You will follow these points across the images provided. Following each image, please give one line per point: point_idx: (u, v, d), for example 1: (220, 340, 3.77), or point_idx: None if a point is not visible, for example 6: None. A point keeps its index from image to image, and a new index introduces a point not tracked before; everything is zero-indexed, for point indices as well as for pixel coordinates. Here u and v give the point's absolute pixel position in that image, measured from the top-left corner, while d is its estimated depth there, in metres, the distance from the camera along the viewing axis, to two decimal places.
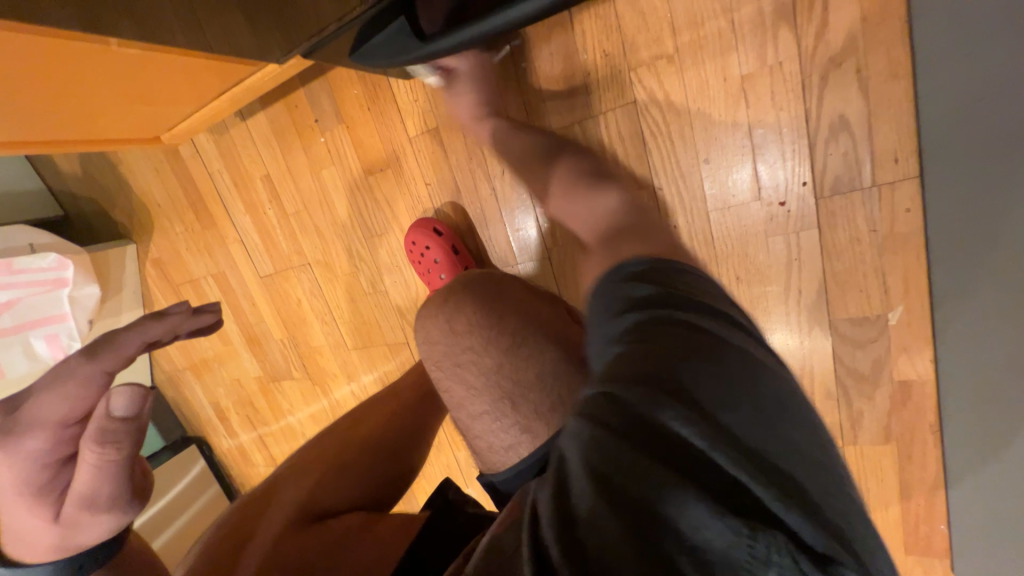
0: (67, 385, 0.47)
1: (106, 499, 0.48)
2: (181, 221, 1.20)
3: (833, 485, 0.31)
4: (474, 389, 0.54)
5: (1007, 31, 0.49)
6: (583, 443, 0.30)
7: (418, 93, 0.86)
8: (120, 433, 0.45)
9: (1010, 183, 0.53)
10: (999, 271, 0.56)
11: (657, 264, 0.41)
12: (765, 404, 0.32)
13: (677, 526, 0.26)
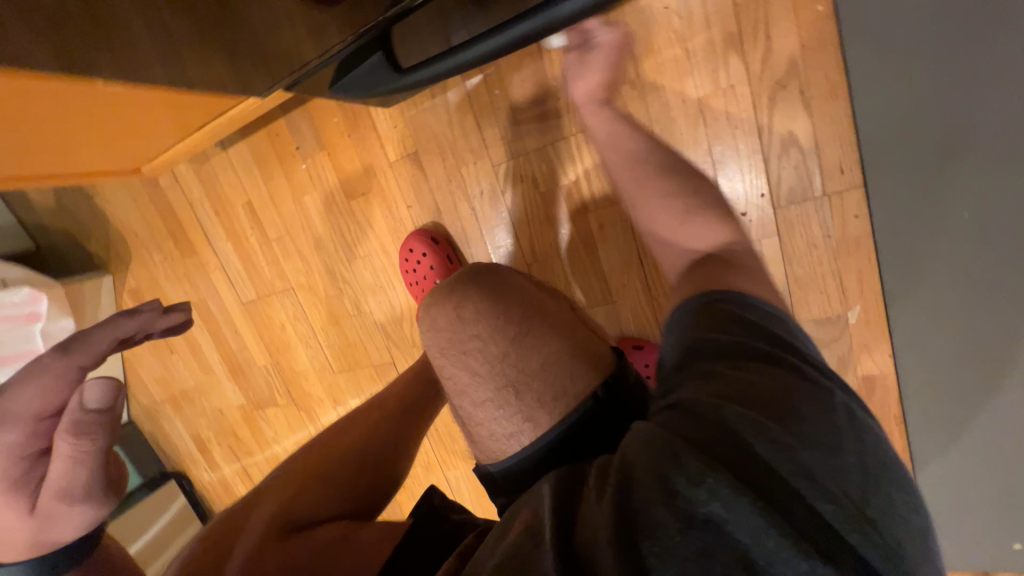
0: (36, 375, 0.39)
1: (88, 492, 0.39)
2: (161, 250, 1.20)
3: (911, 530, 0.32)
4: (479, 376, 0.53)
5: (924, 58, 0.55)
6: (656, 452, 0.33)
7: (397, 119, 0.89)
8: (96, 425, 0.38)
9: (945, 198, 0.58)
10: (940, 276, 0.61)
11: (731, 294, 0.45)
12: (851, 442, 0.33)
13: (751, 555, 0.28)
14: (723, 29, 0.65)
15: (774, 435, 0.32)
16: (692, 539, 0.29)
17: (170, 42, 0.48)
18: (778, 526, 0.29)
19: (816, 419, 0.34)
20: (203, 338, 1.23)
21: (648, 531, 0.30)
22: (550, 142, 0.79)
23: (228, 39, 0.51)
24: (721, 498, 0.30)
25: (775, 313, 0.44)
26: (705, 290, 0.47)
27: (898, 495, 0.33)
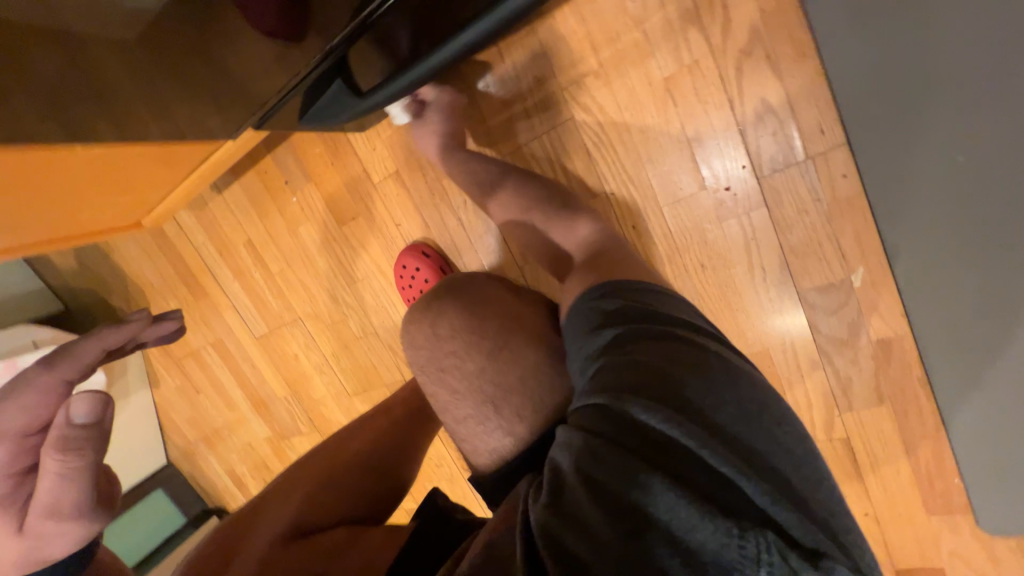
0: (28, 394, 0.47)
1: (73, 509, 0.44)
2: (175, 297, 1.24)
3: (792, 464, 0.40)
4: (458, 393, 0.54)
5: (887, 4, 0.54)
6: (580, 455, 0.39)
7: (376, 142, 0.91)
8: (83, 440, 0.43)
9: (931, 139, 0.57)
10: (936, 220, 0.59)
11: (622, 285, 0.52)
12: (732, 401, 0.41)
13: (670, 524, 0.35)
14: (678, 5, 0.64)
15: (669, 415, 0.39)
16: (618, 524, 0.35)
17: (137, 90, 0.47)
18: (683, 493, 0.35)
19: (704, 392, 0.41)
20: (224, 376, 1.27)
21: (581, 527, 0.35)
22: (541, 134, 0.75)
23: (203, 83, 0.53)
24: (636, 483, 0.36)
25: (652, 291, 0.51)
26: (585, 288, 0.54)
27: (776, 429, 0.41)
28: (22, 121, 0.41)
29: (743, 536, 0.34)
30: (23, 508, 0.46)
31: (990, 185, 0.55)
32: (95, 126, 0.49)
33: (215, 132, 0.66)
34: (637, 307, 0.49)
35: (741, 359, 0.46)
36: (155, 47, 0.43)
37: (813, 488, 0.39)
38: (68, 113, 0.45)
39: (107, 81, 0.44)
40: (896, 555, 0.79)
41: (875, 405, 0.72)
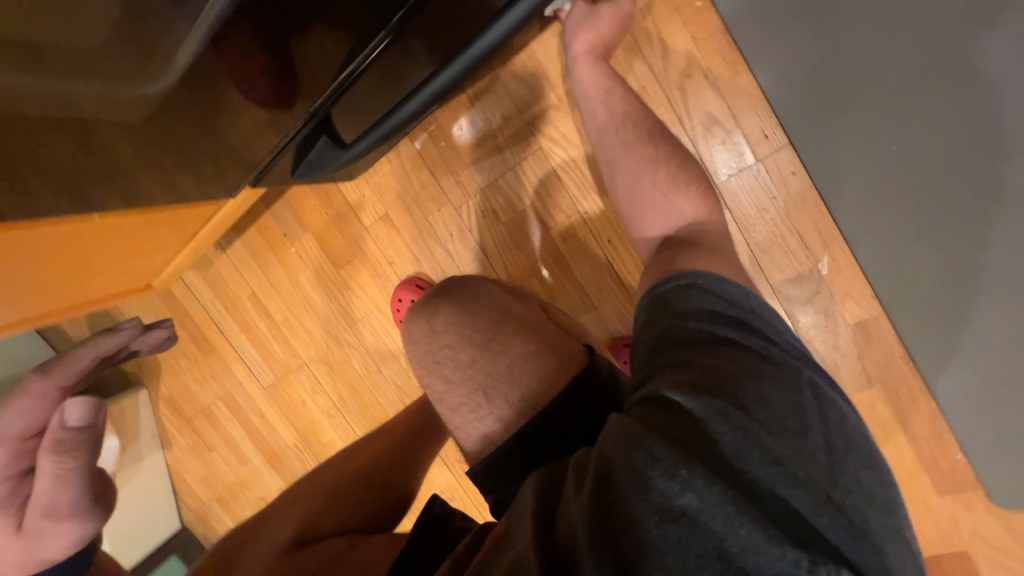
0: (25, 402, 0.63)
1: (67, 507, 0.56)
2: (185, 354, 1.28)
3: (865, 497, 0.37)
4: (452, 382, 0.58)
5: (796, 29, 0.65)
6: (633, 445, 0.36)
7: (364, 188, 0.98)
8: (76, 441, 0.57)
9: (860, 130, 0.66)
10: (881, 202, 0.67)
11: (706, 276, 0.48)
12: (814, 425, 0.38)
13: (727, 546, 0.31)
14: (621, 41, 0.71)
15: (745, 428, 0.36)
16: (670, 529, 0.31)
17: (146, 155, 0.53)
18: (754, 517, 0.32)
19: (781, 408, 0.38)
20: (236, 430, 1.29)
21: (629, 524, 0.32)
22: (510, 167, 0.86)
23: (206, 148, 0.59)
24: (696, 490, 0.32)
25: (743, 292, 0.48)
26: (674, 273, 0.49)
27: (855, 464, 0.38)
28: (34, 186, 0.47)
29: (810, 569, 0.31)
30: (60, 516, 0.56)
31: (924, 169, 0.65)
32: (107, 191, 0.56)
33: (215, 193, 0.73)
34: (722, 305, 0.46)
35: (833, 388, 0.42)
36: (157, 124, 0.49)
37: (883, 530, 0.36)
38: (76, 179, 0.50)
39: (111, 151, 0.49)
40: (921, 547, 0.76)
41: (865, 387, 0.74)
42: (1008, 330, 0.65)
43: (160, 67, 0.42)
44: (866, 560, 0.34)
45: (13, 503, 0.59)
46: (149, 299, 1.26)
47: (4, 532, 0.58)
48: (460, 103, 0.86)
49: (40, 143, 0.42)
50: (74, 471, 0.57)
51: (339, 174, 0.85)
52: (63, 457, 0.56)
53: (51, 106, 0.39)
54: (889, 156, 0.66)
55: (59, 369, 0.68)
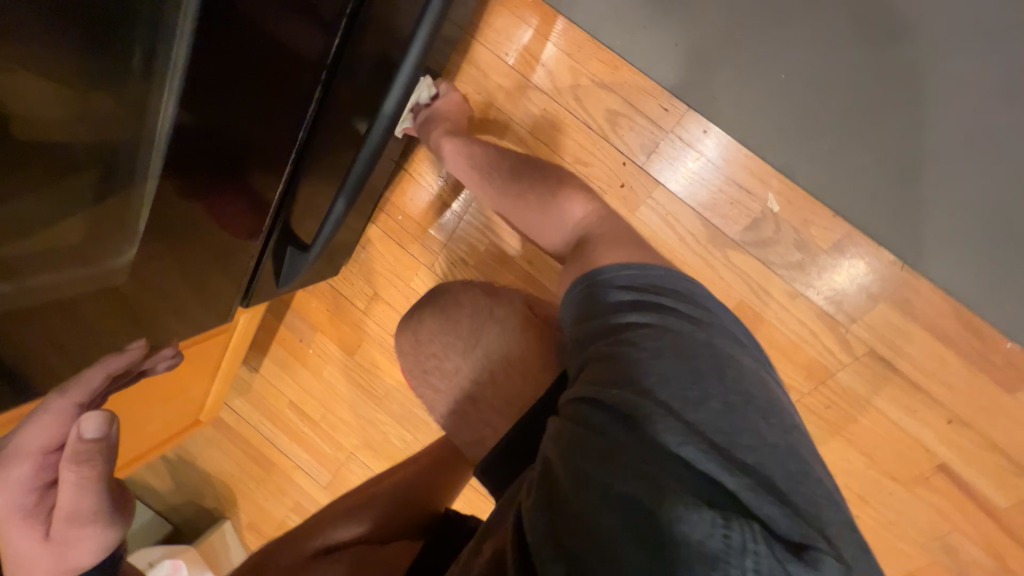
0: (43, 416, 0.46)
1: (92, 514, 0.45)
2: (250, 478, 1.36)
3: (775, 453, 0.45)
4: (440, 389, 0.72)
5: (651, 16, 0.72)
6: (569, 450, 0.45)
7: (352, 277, 1.08)
8: (93, 453, 0.44)
9: (748, 73, 0.71)
10: (798, 128, 0.70)
11: (608, 269, 0.59)
12: (715, 391, 0.47)
13: (657, 519, 0.38)
14: (510, 79, 0.79)
15: (657, 412, 0.45)
16: (608, 518, 0.39)
17: (137, 313, 0.59)
18: (676, 490, 0.40)
19: (681, 380, 0.47)
20: None
21: (580, 519, 0.40)
22: (465, 214, 0.96)
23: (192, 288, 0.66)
24: (622, 474, 0.41)
25: (652, 270, 0.58)
26: (590, 271, 0.60)
27: (756, 422, 0.47)
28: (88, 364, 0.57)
29: (725, 524, 0.37)
30: (82, 523, 0.44)
31: (815, 88, 0.69)
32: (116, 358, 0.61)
33: (214, 324, 0.79)
34: (626, 300, 0.55)
35: (727, 346, 0.52)
36: (147, 280, 0.57)
37: (784, 477, 0.44)
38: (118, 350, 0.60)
39: (137, 314, 0.60)
40: (1009, 448, 0.72)
41: (872, 306, 0.72)
42: (951, 203, 0.68)
43: (139, 233, 0.50)
44: (789, 525, 0.40)
45: (38, 515, 0.45)
46: (208, 435, 1.36)
47: (29, 543, 0.44)
48: (403, 178, 0.96)
49: (74, 322, 0.52)
50: (101, 478, 0.45)
51: (322, 272, 0.94)
52: (84, 466, 0.44)
53: (72, 292, 0.49)
54: (778, 87, 0.70)
55: (71, 387, 0.49)
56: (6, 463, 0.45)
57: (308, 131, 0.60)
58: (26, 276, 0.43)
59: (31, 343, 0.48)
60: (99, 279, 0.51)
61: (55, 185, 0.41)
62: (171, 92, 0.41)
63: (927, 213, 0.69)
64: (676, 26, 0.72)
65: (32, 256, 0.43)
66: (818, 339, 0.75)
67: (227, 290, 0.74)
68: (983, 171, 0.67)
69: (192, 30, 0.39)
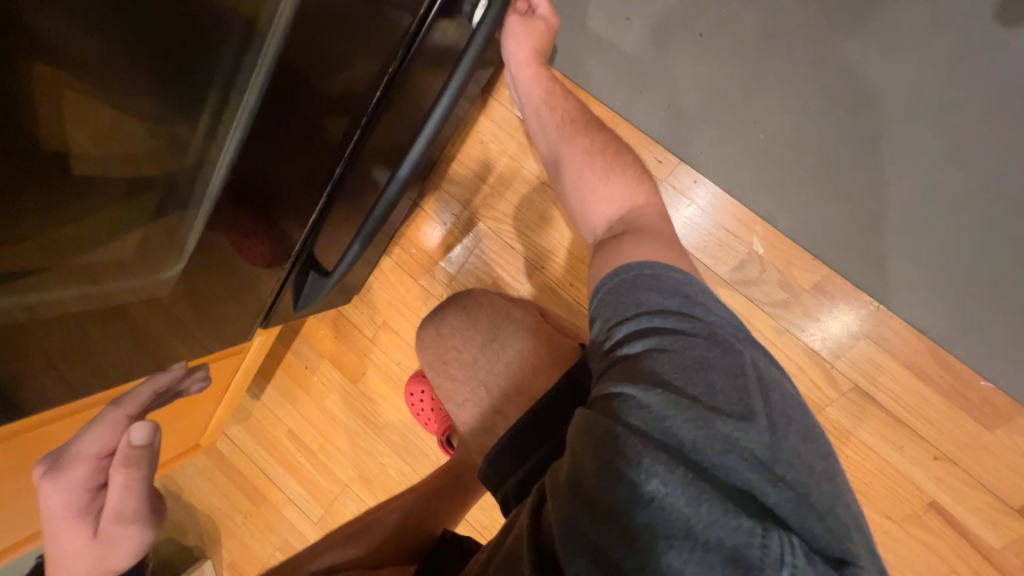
0: (100, 426, 0.58)
1: (134, 512, 0.57)
2: (239, 511, 1.33)
3: (813, 476, 0.50)
4: (457, 378, 0.77)
5: (646, 82, 0.83)
6: (600, 448, 0.49)
7: (362, 307, 1.12)
8: (140, 458, 0.56)
9: (731, 133, 0.80)
10: (776, 181, 0.79)
11: (656, 269, 0.60)
12: (760, 410, 0.52)
13: (695, 527, 0.44)
14: None
15: (695, 421, 0.50)
16: (644, 514, 0.45)
17: (160, 326, 0.63)
18: (711, 495, 0.46)
19: (723, 395, 0.52)
20: None
21: (612, 512, 0.45)
22: (473, 250, 1.02)
23: (214, 304, 0.71)
24: (659, 476, 0.46)
25: (697, 283, 0.61)
26: (635, 264, 0.61)
27: (792, 441, 0.51)
28: (88, 379, 0.59)
29: (763, 532, 0.44)
30: (126, 521, 0.57)
31: (788, 147, 0.79)
32: (131, 371, 0.64)
33: (230, 343, 0.83)
34: (673, 306, 0.58)
35: (771, 370, 0.57)
36: (178, 294, 0.62)
37: (814, 490, 0.49)
38: (123, 363, 0.62)
39: (149, 331, 0.62)
40: (995, 488, 0.74)
41: (854, 344, 0.77)
42: (912, 251, 0.76)
43: (185, 247, 0.56)
44: (818, 533, 0.46)
45: (89, 513, 0.57)
46: (200, 464, 1.34)
47: (79, 539, 0.57)
48: (416, 214, 1.03)
49: (90, 336, 0.54)
50: (144, 481, 0.57)
51: (337, 300, 0.99)
52: (131, 470, 0.55)
53: (102, 302, 0.52)
54: (758, 144, 0.80)
55: (125, 401, 0.60)
56: (65, 466, 0.56)
57: (343, 167, 0.68)
58: (59, 289, 0.46)
59: (41, 357, 0.50)
60: (137, 287, 0.55)
61: (110, 207, 0.45)
62: (235, 129, 0.48)
63: (891, 259, 0.76)
64: (669, 93, 0.82)
65: (73, 268, 0.46)
66: (805, 375, 0.79)
67: (249, 308, 0.79)
68: (941, 223, 0.75)
69: (263, 81, 0.46)
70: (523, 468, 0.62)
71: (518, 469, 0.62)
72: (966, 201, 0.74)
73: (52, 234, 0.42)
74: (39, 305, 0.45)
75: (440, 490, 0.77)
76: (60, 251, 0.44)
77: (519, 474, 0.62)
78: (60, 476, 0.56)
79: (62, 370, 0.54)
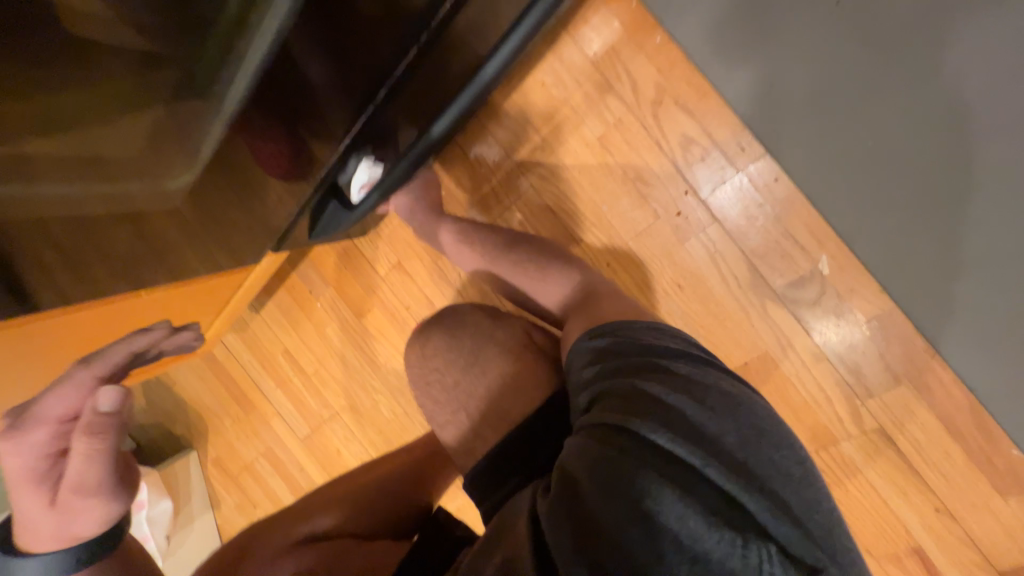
0: (68, 387, 0.65)
1: (91, 483, 0.63)
2: (228, 415, 1.35)
3: (791, 478, 0.49)
4: (441, 401, 0.72)
5: (753, 50, 0.72)
6: (596, 467, 0.47)
7: (378, 242, 1.06)
8: (104, 425, 0.66)
9: (829, 130, 0.70)
10: (867, 196, 0.70)
11: (608, 322, 0.62)
12: (732, 428, 0.50)
13: (680, 535, 0.43)
14: (593, 82, 0.80)
15: (678, 442, 0.48)
16: (634, 530, 0.43)
17: (172, 235, 0.58)
18: (698, 509, 0.44)
19: (696, 419, 0.50)
20: (277, 487, 1.31)
21: (598, 532, 0.43)
22: None
23: (231, 218, 0.64)
24: (650, 495, 0.45)
25: (654, 327, 0.61)
26: (590, 326, 0.63)
27: (775, 449, 0.50)
28: (84, 284, 0.52)
29: (745, 544, 0.43)
30: (85, 491, 0.62)
31: (895, 160, 0.69)
32: (149, 273, 0.61)
33: (244, 256, 0.78)
34: (632, 346, 0.58)
35: (744, 388, 0.54)
36: (196, 204, 0.55)
37: (796, 500, 0.48)
38: (128, 266, 0.56)
39: (149, 241, 0.55)
40: (991, 552, 0.72)
41: (894, 386, 0.73)
42: (991, 304, 0.68)
43: (196, 158, 0.50)
44: (796, 540, 0.45)
45: (46, 480, 0.63)
46: (194, 364, 1.34)
47: (40, 505, 0.61)
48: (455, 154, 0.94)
49: (103, 240, 0.49)
50: (102, 451, 0.65)
51: (355, 230, 0.93)
52: (93, 437, 0.64)
53: (104, 209, 0.46)
54: (862, 152, 0.70)
55: (94, 361, 0.68)
56: (30, 427, 0.62)
57: (385, 93, 0.60)
58: (61, 182, 0.40)
59: (40, 255, 0.44)
60: (142, 197, 0.49)
61: (117, 84, 0.37)
62: (280, 11, 0.39)
63: (969, 307, 0.69)
64: (773, 68, 0.71)
65: (81, 161, 0.40)
66: (831, 404, 0.76)
67: (265, 225, 0.73)
68: None
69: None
70: (518, 479, 0.60)
71: (517, 477, 0.60)
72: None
73: (42, 104, 0.33)
74: (42, 200, 0.39)
75: (432, 455, 0.74)
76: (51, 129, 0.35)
77: (522, 478, 0.59)
78: (24, 440, 0.62)
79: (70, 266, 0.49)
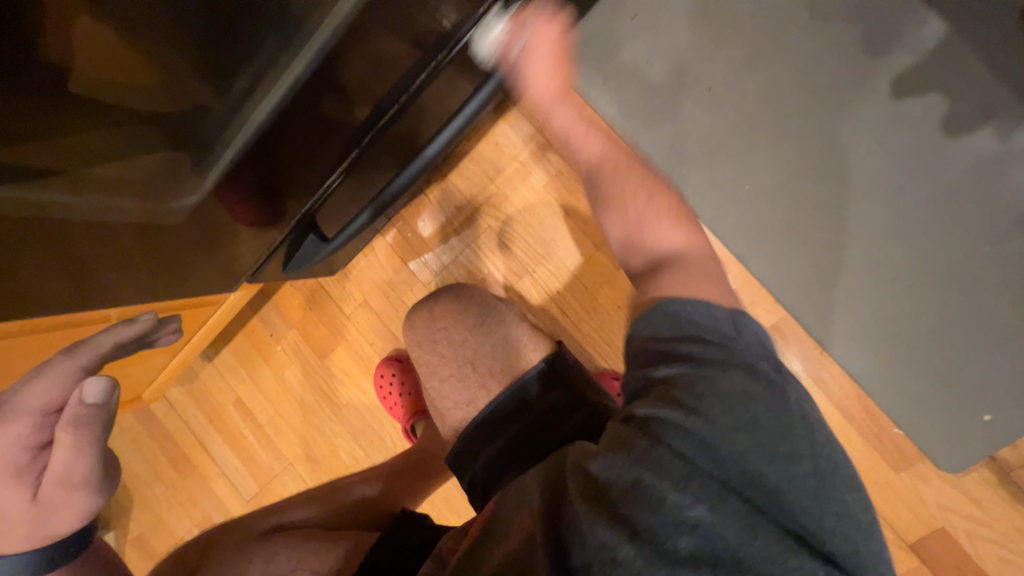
0: (49, 377, 0.53)
1: (80, 478, 0.51)
2: (161, 481, 1.23)
3: (863, 516, 0.48)
4: (444, 356, 0.79)
5: (658, 119, 0.93)
6: (648, 472, 0.48)
7: (344, 283, 1.12)
8: (92, 418, 0.50)
9: (718, 177, 0.91)
10: (751, 228, 0.90)
11: (693, 303, 0.56)
12: (808, 454, 0.49)
13: (737, 552, 0.45)
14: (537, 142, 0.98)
15: (745, 457, 0.48)
16: (684, 539, 0.45)
17: (156, 258, 0.63)
18: (758, 529, 0.46)
19: (769, 435, 0.49)
20: None
21: (650, 532, 0.46)
22: (467, 246, 1.04)
23: (213, 247, 0.70)
24: (704, 505, 0.46)
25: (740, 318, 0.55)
26: (678, 299, 0.56)
27: (840, 491, 0.49)
28: (69, 292, 0.56)
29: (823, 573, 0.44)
30: (71, 487, 0.51)
31: (768, 201, 0.90)
32: (126, 295, 0.65)
33: (214, 289, 0.83)
34: (717, 338, 0.53)
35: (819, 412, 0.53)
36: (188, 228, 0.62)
37: (862, 531, 0.48)
38: (111, 284, 0.60)
39: (135, 260, 0.60)
40: (894, 524, 0.86)
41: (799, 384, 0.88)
42: (857, 308, 0.86)
43: (179, 204, 0.57)
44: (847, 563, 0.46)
45: (28, 474, 0.50)
46: (127, 425, 1.25)
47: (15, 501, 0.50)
48: (419, 201, 1.06)
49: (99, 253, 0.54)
50: (96, 442, 0.51)
51: (323, 268, 1.00)
52: (81, 430, 0.50)
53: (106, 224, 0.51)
54: (743, 194, 0.91)
55: (81, 350, 0.57)
56: (5, 419, 0.50)
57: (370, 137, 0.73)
58: (83, 196, 0.46)
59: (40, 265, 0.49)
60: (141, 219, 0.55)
61: (140, 125, 0.45)
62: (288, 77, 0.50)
63: (843, 313, 0.87)
64: (673, 133, 0.93)
65: (100, 184, 0.47)
66: None
67: (234, 260, 0.78)
68: (894, 291, 0.85)
69: (315, 55, 0.50)
70: (486, 454, 0.67)
71: (483, 456, 0.67)
72: (923, 282, 0.84)
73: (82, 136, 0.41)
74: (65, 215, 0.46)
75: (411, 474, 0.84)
76: (51, 170, 0.41)
77: (486, 458, 0.67)
78: None
79: (60, 275, 0.53)
